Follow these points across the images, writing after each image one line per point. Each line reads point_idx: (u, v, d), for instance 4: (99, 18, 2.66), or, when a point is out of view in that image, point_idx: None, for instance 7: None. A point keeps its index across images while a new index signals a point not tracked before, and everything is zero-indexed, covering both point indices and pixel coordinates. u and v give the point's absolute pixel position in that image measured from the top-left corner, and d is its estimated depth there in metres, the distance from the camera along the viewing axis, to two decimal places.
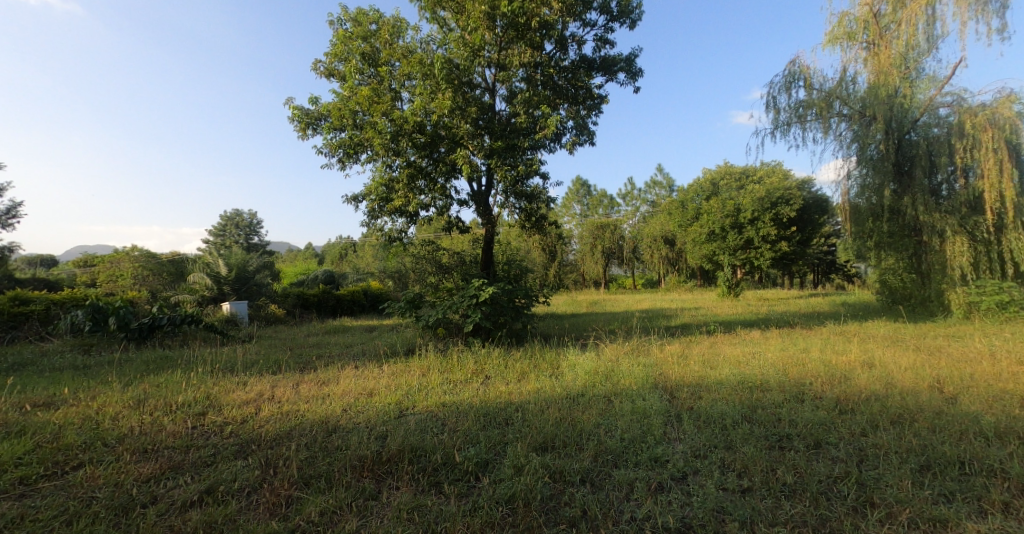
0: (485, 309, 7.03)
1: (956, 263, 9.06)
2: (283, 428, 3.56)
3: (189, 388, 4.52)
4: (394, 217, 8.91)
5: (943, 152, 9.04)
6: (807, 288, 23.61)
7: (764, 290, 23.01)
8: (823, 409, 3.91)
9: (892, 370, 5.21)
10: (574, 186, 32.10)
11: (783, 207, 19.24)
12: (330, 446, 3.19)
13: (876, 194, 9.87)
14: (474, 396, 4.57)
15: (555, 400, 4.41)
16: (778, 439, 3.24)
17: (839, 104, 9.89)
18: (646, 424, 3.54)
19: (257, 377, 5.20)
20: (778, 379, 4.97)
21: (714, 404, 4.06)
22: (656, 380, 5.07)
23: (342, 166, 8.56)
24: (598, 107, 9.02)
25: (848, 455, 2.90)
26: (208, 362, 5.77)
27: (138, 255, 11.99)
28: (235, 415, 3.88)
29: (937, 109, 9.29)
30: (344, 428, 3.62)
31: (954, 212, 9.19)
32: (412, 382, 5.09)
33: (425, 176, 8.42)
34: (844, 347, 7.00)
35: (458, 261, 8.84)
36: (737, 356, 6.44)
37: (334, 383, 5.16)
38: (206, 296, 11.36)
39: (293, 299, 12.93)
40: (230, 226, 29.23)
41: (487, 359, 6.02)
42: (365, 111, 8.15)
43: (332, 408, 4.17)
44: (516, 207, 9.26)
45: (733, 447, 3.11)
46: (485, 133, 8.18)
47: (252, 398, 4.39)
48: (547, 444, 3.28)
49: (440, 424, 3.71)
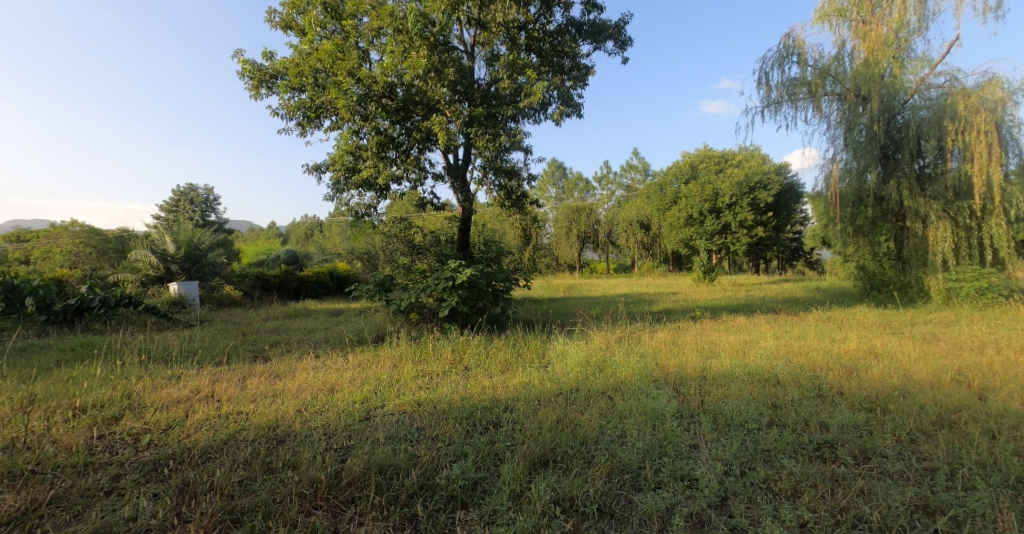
0: (462, 292, 6.40)
1: (937, 248, 8.85)
2: (217, 438, 2.89)
3: (105, 385, 3.76)
4: (362, 191, 8.09)
5: (932, 135, 8.58)
6: (784, 282, 19.02)
7: (744, 283, 18.61)
8: (852, 407, 3.45)
9: (904, 360, 4.84)
10: (550, 168, 31.43)
11: (760, 192, 19.24)
12: (276, 465, 2.55)
13: (859, 179, 9.37)
14: (454, 392, 3.96)
15: (548, 397, 3.86)
16: (814, 447, 2.75)
17: (832, 82, 9.31)
18: (660, 429, 3.02)
19: (197, 369, 4.47)
20: (789, 371, 4.52)
21: (728, 402, 3.58)
22: (657, 372, 4.57)
23: (302, 132, 7.67)
24: (584, 78, 8.40)
25: (906, 472, 2.43)
26: (139, 351, 4.99)
27: (77, 231, 10.81)
28: (158, 421, 3.18)
29: (928, 91, 8.86)
30: (295, 438, 3.00)
31: (939, 197, 8.89)
32: (381, 374, 4.44)
33: (396, 147, 7.64)
34: (840, 334, 6.68)
35: (433, 241, 8.18)
36: (733, 344, 6.01)
37: (289, 376, 4.46)
38: (151, 275, 10.33)
39: (252, 280, 11.96)
40: (183, 202, 27.32)
41: (467, 346, 5.42)
42: (327, 69, 7.25)
43: (283, 409, 3.50)
44: (495, 184, 8.58)
45: (771, 456, 2.63)
46: (463, 100, 7.49)
47: (183, 396, 3.69)
48: (549, 458, 2.72)
49: (415, 431, 3.12)
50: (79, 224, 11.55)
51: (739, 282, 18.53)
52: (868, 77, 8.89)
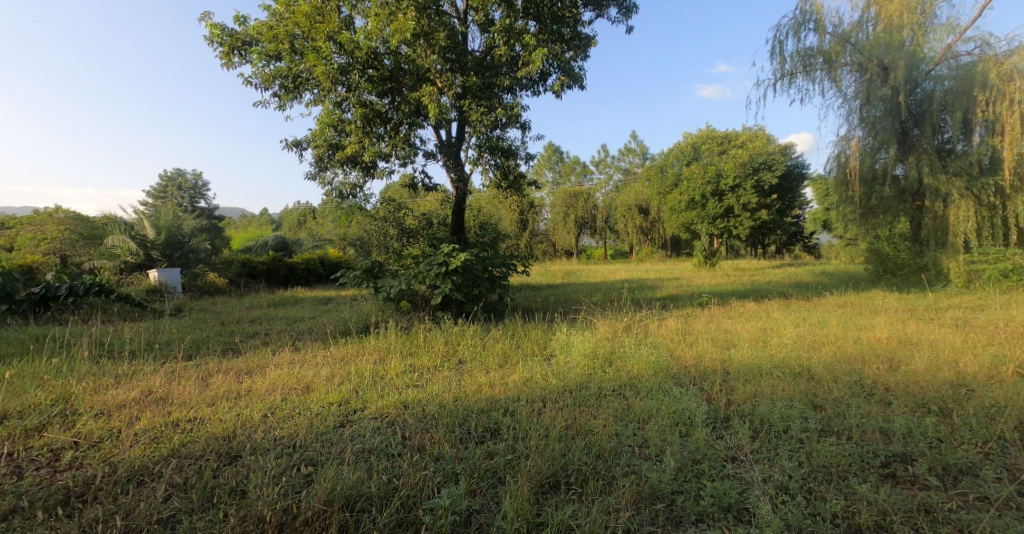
0: (456, 279, 5.87)
1: (959, 229, 8.13)
2: (153, 456, 2.51)
3: (38, 389, 3.43)
4: (347, 169, 7.49)
5: (959, 106, 7.84)
6: (812, 282, 12.20)
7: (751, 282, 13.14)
8: (908, 405, 2.94)
9: (947, 345, 4.35)
10: (547, 152, 30.58)
11: (764, 173, 18.72)
12: (217, 507, 2.13)
13: (874, 157, 8.79)
14: (445, 391, 3.45)
15: (555, 396, 3.38)
16: (882, 462, 2.25)
17: (851, 51, 8.43)
18: (692, 438, 2.53)
19: (155, 369, 4.01)
20: (821, 362, 4.02)
21: (763, 403, 3.09)
22: (673, 366, 4.06)
23: (280, 104, 7.05)
24: (586, 48, 7.80)
25: (1009, 499, 1.96)
26: (96, 349, 4.50)
27: (59, 216, 10.14)
28: (90, 433, 2.82)
29: (957, 58, 8.09)
30: (249, 454, 2.57)
31: (962, 173, 8.13)
32: (365, 370, 3.93)
33: (384, 121, 7.04)
34: (862, 318, 6.21)
35: (425, 224, 7.65)
36: (751, 333, 5.50)
37: (261, 373, 3.95)
38: (130, 262, 9.75)
39: (239, 267, 11.40)
40: (170, 187, 26.53)
41: (461, 337, 4.89)
42: (306, 34, 6.59)
43: (246, 414, 3.03)
44: (490, 163, 8.01)
45: (842, 480, 2.13)
46: (456, 70, 6.93)
47: (129, 399, 3.31)
48: (559, 479, 2.26)
49: (398, 442, 2.63)
50: (63, 210, 10.43)
51: (744, 282, 13.20)
52: (890, 45, 8.07)
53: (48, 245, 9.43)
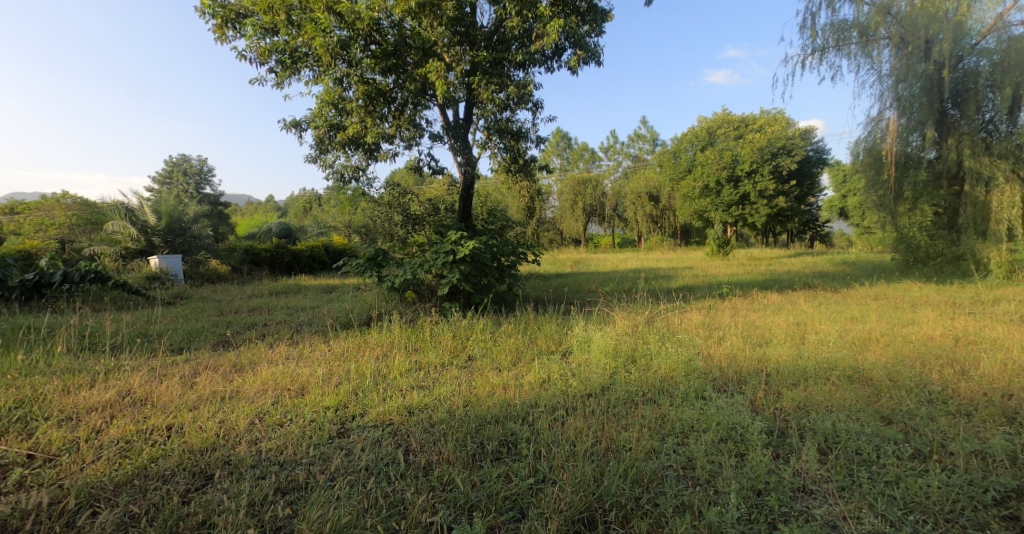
0: (465, 268, 5.46)
1: (1003, 216, 7.55)
2: (114, 476, 2.14)
3: (6, 389, 3.08)
4: (349, 151, 7.07)
5: (1009, 82, 7.23)
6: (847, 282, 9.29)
7: (764, 282, 10.38)
8: (999, 424, 2.50)
9: (1014, 345, 3.88)
10: (555, 138, 30.04)
11: (783, 158, 18.06)
12: None
13: (909, 139, 8.23)
14: (454, 394, 3.05)
15: (578, 401, 2.97)
16: (994, 499, 1.90)
17: (891, 22, 7.78)
18: (753, 461, 2.12)
19: (139, 365, 3.65)
20: (873, 362, 3.59)
21: (822, 413, 2.67)
22: (707, 367, 3.64)
23: (278, 81, 6.62)
24: (603, 20, 7.24)
25: None
26: (79, 343, 4.14)
27: (66, 202, 9.92)
28: (49, 444, 2.45)
29: (1008, 29, 7.43)
30: (227, 474, 2.19)
31: (1008, 156, 7.56)
32: (365, 369, 3.54)
33: (388, 100, 6.58)
34: (902, 311, 5.76)
35: (431, 209, 7.24)
36: (784, 327, 5.07)
37: (252, 371, 3.57)
38: (131, 248, 9.43)
39: (242, 254, 11.06)
40: (177, 173, 26.34)
41: (470, 332, 4.49)
42: (303, 3, 6.08)
43: (231, 421, 2.65)
44: (500, 147, 7.54)
45: (956, 529, 1.76)
46: (464, 43, 6.43)
47: (102, 402, 2.94)
48: (596, 515, 1.88)
49: (402, 460, 2.24)
50: (69, 194, 10.11)
51: (755, 283, 10.41)
52: (934, 17, 7.45)
53: (53, 231, 9.17)
